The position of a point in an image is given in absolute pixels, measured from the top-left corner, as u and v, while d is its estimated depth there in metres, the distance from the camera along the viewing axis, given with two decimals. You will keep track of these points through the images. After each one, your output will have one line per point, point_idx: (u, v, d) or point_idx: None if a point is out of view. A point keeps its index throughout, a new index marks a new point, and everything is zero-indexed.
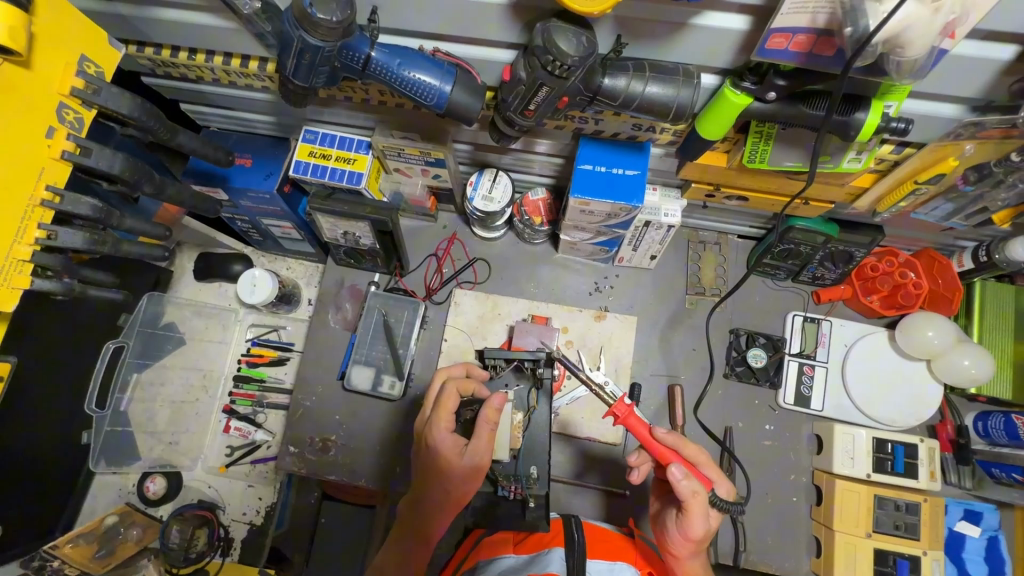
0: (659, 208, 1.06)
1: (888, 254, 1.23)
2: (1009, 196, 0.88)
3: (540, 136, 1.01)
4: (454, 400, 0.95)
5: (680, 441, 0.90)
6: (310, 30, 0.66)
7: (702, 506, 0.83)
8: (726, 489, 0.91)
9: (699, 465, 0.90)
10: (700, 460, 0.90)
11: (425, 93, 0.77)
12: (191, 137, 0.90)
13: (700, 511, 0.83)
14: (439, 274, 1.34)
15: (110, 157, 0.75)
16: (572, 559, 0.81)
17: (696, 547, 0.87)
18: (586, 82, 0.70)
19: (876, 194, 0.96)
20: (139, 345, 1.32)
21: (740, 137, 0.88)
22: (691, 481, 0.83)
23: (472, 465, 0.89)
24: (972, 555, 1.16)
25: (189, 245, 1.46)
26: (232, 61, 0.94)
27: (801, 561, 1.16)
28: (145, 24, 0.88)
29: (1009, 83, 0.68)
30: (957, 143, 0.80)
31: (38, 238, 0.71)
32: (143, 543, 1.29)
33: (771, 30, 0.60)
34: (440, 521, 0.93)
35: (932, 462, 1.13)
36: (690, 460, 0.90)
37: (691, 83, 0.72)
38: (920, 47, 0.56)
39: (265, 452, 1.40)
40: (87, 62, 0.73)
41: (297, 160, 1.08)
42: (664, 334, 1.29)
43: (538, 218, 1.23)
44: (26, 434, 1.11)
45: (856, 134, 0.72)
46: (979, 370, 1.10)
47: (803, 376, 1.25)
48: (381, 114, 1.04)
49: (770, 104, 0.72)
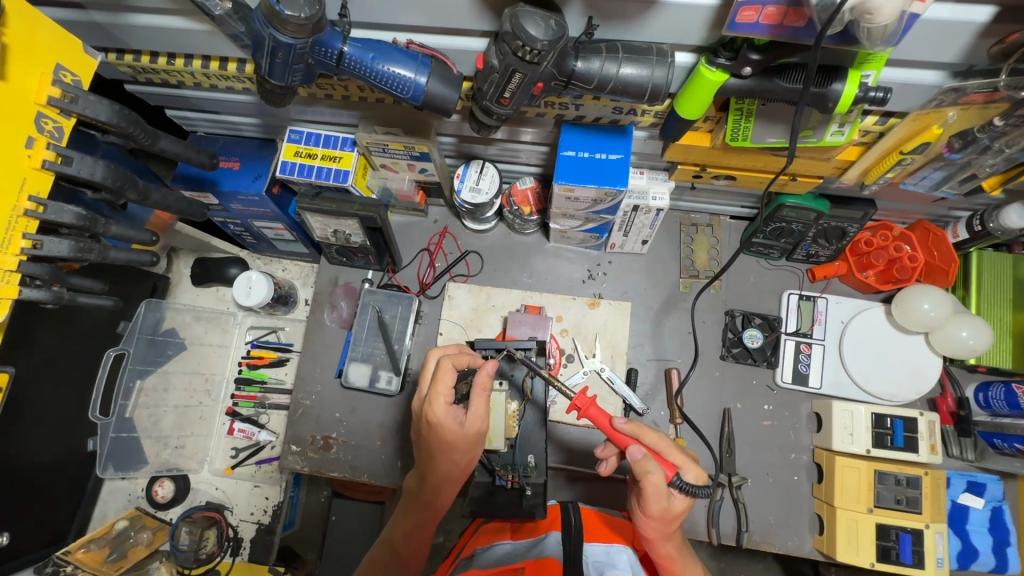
0: (647, 192, 1.05)
1: (883, 228, 1.22)
2: (997, 162, 0.87)
3: (524, 125, 1.01)
4: (448, 373, 0.94)
5: (640, 428, 0.89)
6: (280, 28, 0.65)
7: (663, 489, 0.81)
8: (693, 474, 0.88)
9: (662, 452, 0.88)
10: (663, 446, 0.89)
11: (401, 86, 0.76)
12: (174, 141, 0.89)
13: (660, 494, 0.81)
14: (432, 269, 1.33)
15: (91, 165, 0.75)
16: (569, 544, 0.82)
17: (665, 534, 0.84)
18: (559, 66, 0.69)
19: (862, 166, 0.95)
20: (141, 351, 1.33)
21: (722, 116, 0.88)
22: (649, 464, 0.82)
23: (475, 433, 0.91)
24: (976, 526, 1.17)
25: (185, 251, 1.47)
26: (210, 64, 0.94)
27: (804, 539, 1.16)
28: (122, 31, 0.88)
29: (989, 46, 0.67)
30: (939, 110, 0.79)
31: (23, 248, 0.72)
32: (153, 546, 1.32)
33: (740, 4, 0.60)
34: (450, 488, 0.96)
35: (933, 435, 1.12)
36: (653, 447, 0.89)
37: (665, 62, 0.71)
38: (889, 13, 0.55)
39: (270, 452, 1.41)
40: (63, 71, 0.74)
41: (284, 161, 1.09)
42: (658, 319, 1.29)
43: (527, 207, 1.22)
44: (30, 443, 1.13)
45: (835, 106, 0.72)
46: (977, 341, 1.10)
47: (801, 354, 1.24)
48: (363, 110, 1.04)
49: (746, 79, 0.72)
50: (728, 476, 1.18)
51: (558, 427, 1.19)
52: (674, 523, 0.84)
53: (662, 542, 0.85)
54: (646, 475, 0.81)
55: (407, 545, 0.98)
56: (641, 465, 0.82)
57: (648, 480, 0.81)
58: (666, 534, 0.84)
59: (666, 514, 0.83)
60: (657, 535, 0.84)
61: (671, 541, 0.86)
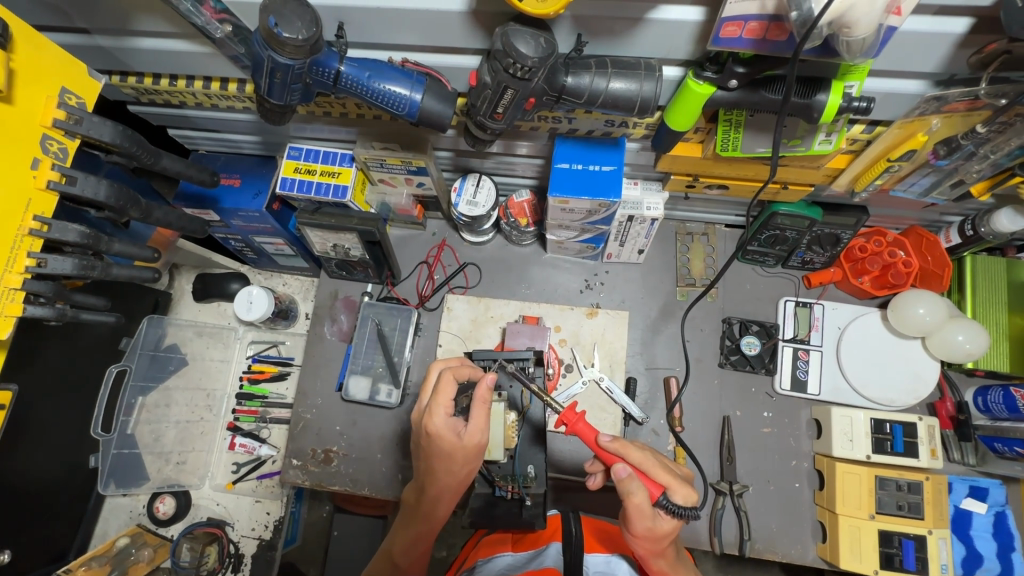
0: (641, 202, 1.08)
1: (876, 234, 1.24)
2: (982, 167, 0.90)
3: (519, 138, 1.03)
4: (450, 385, 0.90)
5: (626, 446, 0.85)
6: (279, 48, 0.67)
7: (646, 510, 0.78)
8: (682, 495, 0.81)
9: (648, 471, 0.83)
10: (649, 466, 0.83)
11: (396, 103, 0.78)
12: (175, 160, 0.90)
13: (643, 515, 0.78)
14: (430, 281, 1.35)
15: (95, 185, 0.77)
16: (569, 554, 0.84)
17: (656, 551, 0.81)
18: (550, 82, 0.71)
19: (852, 173, 0.97)
20: (143, 367, 1.32)
21: (711, 127, 0.90)
22: (632, 485, 0.79)
23: (474, 445, 0.87)
24: (981, 531, 1.16)
25: (186, 268, 1.49)
26: (212, 84, 0.97)
27: (807, 547, 1.16)
28: (125, 54, 0.91)
29: (968, 57, 0.69)
30: (923, 118, 0.81)
31: (28, 266, 0.73)
32: (154, 563, 1.31)
33: (723, 19, 0.62)
34: (448, 499, 0.93)
35: (933, 440, 1.12)
36: (639, 466, 0.84)
37: (653, 76, 0.73)
38: (866, 26, 0.57)
39: (271, 467, 1.42)
40: (68, 94, 0.76)
41: (284, 177, 1.10)
42: (655, 328, 1.30)
43: (524, 219, 1.25)
44: (31, 462, 1.12)
45: (820, 115, 0.73)
46: (973, 345, 1.10)
47: (799, 361, 1.25)
48: (361, 127, 1.06)
49: (733, 92, 0.74)
50: (728, 484, 1.17)
51: (557, 437, 1.19)
52: (663, 542, 0.80)
53: (653, 558, 0.82)
54: (629, 496, 0.78)
55: (406, 556, 0.97)
56: (624, 485, 0.79)
57: (632, 501, 0.78)
58: (656, 552, 0.81)
59: (652, 534, 0.79)
60: (648, 552, 0.81)
61: (663, 557, 0.83)
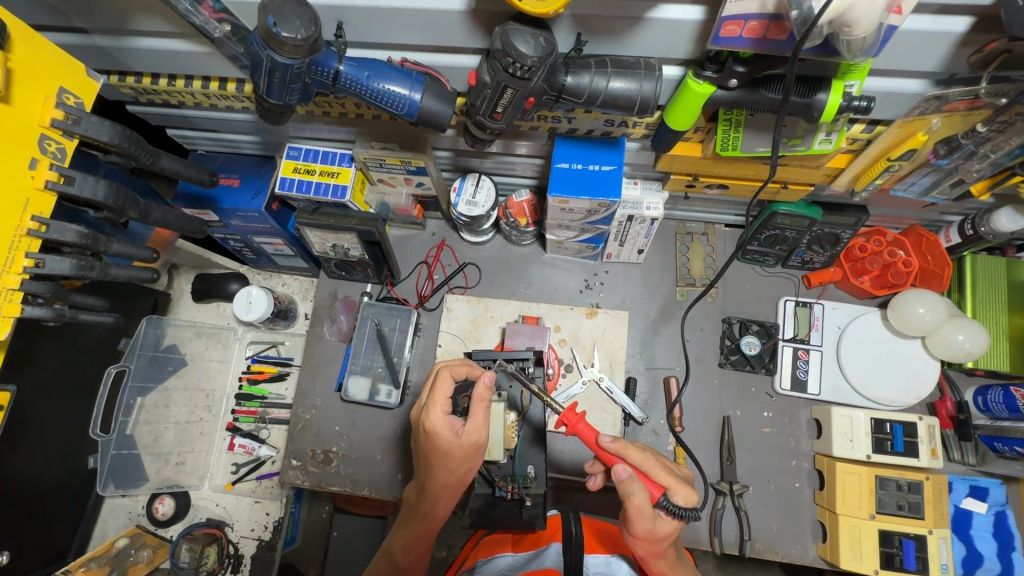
0: (641, 202, 1.08)
1: (876, 233, 1.24)
2: (983, 166, 0.89)
3: (519, 138, 1.03)
4: (447, 383, 0.91)
5: (626, 447, 0.85)
6: (278, 48, 0.67)
7: (647, 511, 0.78)
8: (683, 496, 0.81)
9: (649, 472, 0.83)
10: (649, 466, 0.83)
11: (396, 102, 0.78)
12: (174, 160, 0.90)
13: (644, 516, 0.78)
14: (430, 281, 1.35)
15: (93, 185, 0.76)
16: (569, 554, 0.84)
17: (656, 552, 0.81)
18: (550, 81, 0.71)
19: (852, 173, 0.97)
20: (142, 368, 1.32)
21: (711, 126, 0.89)
22: (633, 486, 0.78)
23: (472, 444, 0.87)
24: (981, 531, 1.16)
25: (185, 268, 1.49)
26: (210, 84, 0.97)
27: (807, 547, 1.16)
28: (123, 54, 0.91)
29: (968, 56, 0.68)
30: (923, 118, 0.81)
31: (26, 267, 0.73)
32: (153, 564, 1.30)
33: (723, 18, 0.61)
34: (447, 498, 0.93)
35: (933, 440, 1.12)
36: (639, 467, 0.84)
37: (653, 75, 0.73)
38: (867, 25, 0.57)
39: (270, 467, 1.42)
40: (66, 94, 0.76)
41: (283, 177, 1.10)
42: (655, 328, 1.30)
43: (524, 218, 1.25)
44: (29, 463, 1.12)
45: (821, 114, 0.73)
46: (973, 345, 1.10)
47: (799, 361, 1.25)
48: (360, 127, 1.06)
49: (733, 91, 0.74)
50: (728, 484, 1.17)
51: (557, 437, 1.19)
52: (664, 543, 0.80)
53: (654, 559, 0.82)
54: (629, 496, 0.78)
55: (406, 556, 0.97)
56: (624, 486, 0.79)
57: (632, 502, 0.78)
58: (656, 553, 0.80)
59: (653, 535, 0.79)
60: (648, 554, 0.81)
61: (664, 558, 0.82)
